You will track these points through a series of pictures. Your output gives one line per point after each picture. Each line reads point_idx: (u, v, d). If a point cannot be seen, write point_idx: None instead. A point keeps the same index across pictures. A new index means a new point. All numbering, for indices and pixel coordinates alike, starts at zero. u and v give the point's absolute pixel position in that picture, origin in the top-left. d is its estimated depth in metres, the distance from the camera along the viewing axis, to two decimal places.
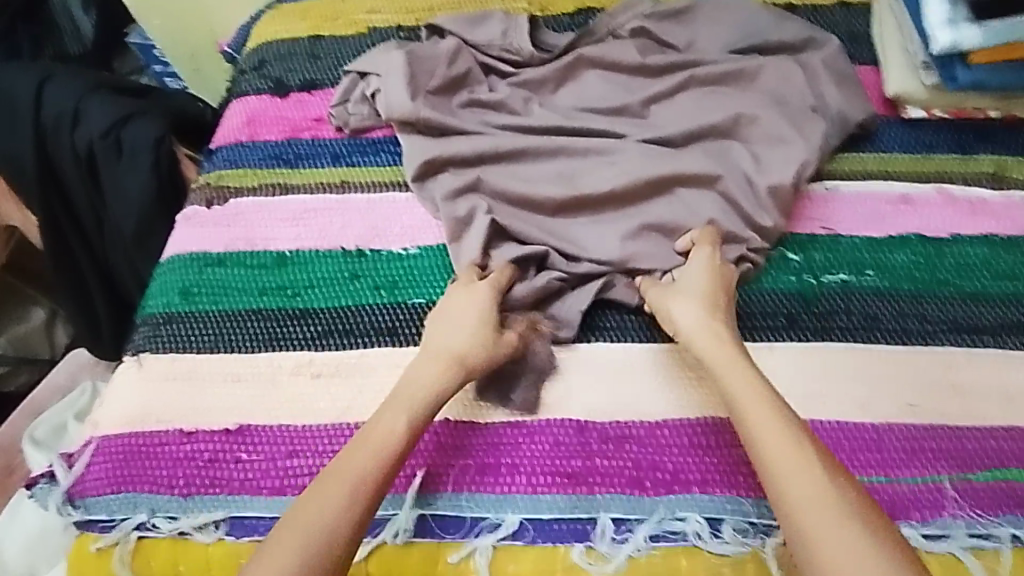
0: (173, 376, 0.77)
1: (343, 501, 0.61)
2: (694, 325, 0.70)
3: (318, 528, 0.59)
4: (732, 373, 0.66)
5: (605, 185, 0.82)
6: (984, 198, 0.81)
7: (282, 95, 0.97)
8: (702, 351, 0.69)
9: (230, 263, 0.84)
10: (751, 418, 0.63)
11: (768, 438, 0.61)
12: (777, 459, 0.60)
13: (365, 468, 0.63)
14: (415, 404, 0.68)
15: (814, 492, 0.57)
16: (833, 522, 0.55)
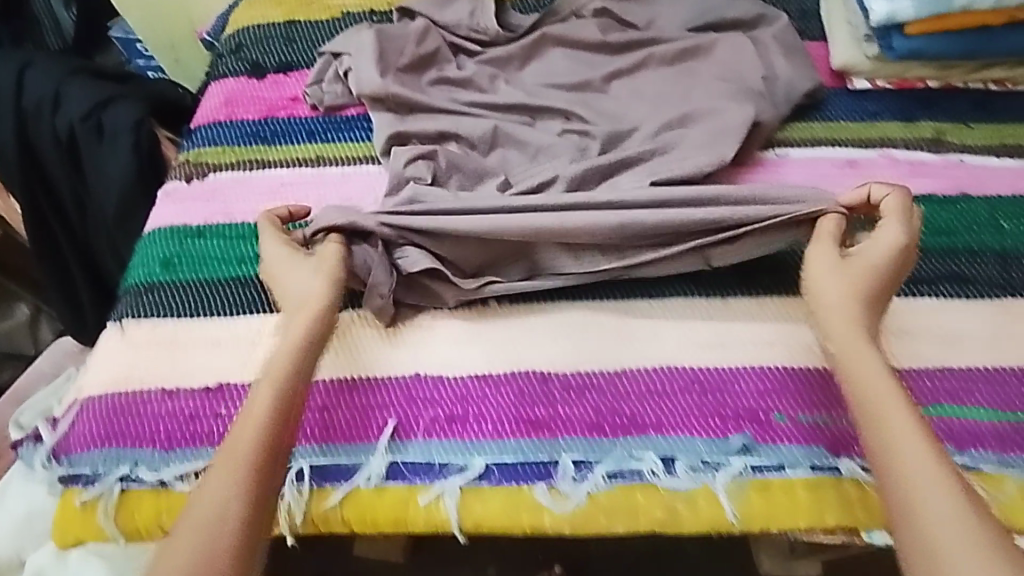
0: (154, 340, 0.80)
1: (236, 483, 0.59)
2: (839, 306, 0.67)
3: (212, 510, 0.57)
4: (860, 362, 0.62)
5: (567, 154, 0.87)
6: (923, 160, 0.85)
7: (258, 77, 1.00)
8: (838, 339, 0.65)
9: (209, 234, 0.87)
10: (880, 411, 0.59)
11: (896, 435, 0.57)
12: (897, 458, 0.56)
13: (245, 445, 0.61)
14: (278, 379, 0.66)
15: (934, 495, 0.53)
16: (952, 526, 0.51)
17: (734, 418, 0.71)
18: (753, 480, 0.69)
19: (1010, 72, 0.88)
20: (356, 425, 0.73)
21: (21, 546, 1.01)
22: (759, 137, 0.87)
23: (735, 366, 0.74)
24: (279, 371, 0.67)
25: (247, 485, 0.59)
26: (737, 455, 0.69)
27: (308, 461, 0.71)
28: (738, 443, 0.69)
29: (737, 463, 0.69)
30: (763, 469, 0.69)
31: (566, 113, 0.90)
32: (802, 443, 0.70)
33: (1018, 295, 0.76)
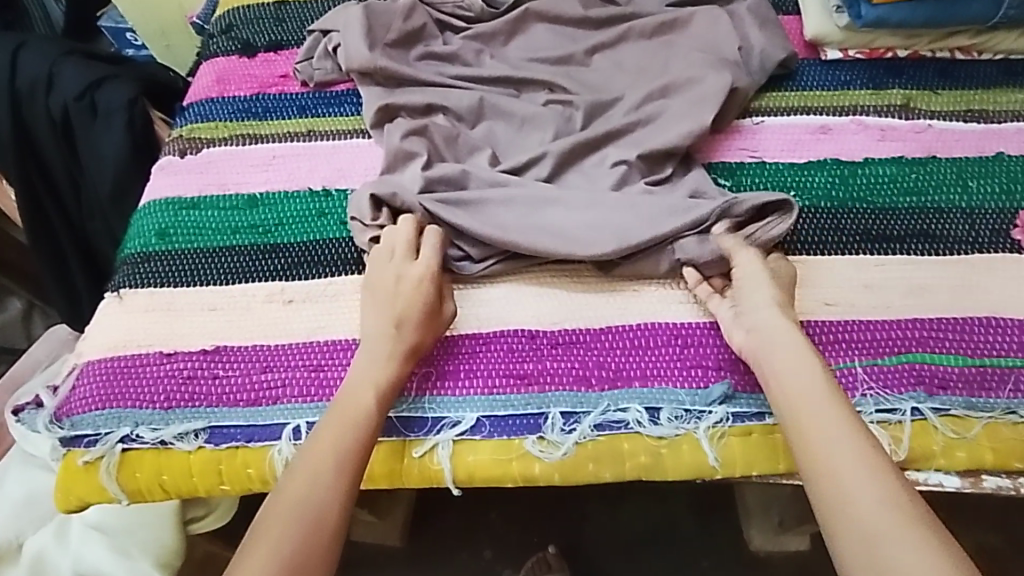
0: (153, 307, 0.82)
1: (329, 468, 0.64)
2: (765, 315, 0.70)
3: (304, 500, 0.62)
4: (791, 370, 0.66)
5: (551, 124, 0.89)
6: (893, 125, 0.89)
7: (249, 56, 1.02)
8: (761, 349, 0.69)
9: (203, 206, 0.89)
10: (807, 416, 0.64)
11: (829, 436, 0.62)
12: (827, 458, 0.60)
13: (345, 441, 0.66)
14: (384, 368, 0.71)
15: (858, 480, 0.59)
16: (882, 517, 0.56)
17: (715, 368, 0.74)
18: (734, 426, 0.71)
19: (974, 40, 0.92)
20: None
21: (20, 529, 1.02)
22: (734, 105, 0.90)
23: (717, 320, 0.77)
24: (385, 375, 0.70)
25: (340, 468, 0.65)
26: (718, 404, 0.72)
27: (305, 419, 0.74)
28: (720, 392, 0.72)
29: (719, 412, 0.71)
30: (743, 416, 0.71)
31: (549, 85, 0.93)
32: None
33: (984, 249, 0.80)
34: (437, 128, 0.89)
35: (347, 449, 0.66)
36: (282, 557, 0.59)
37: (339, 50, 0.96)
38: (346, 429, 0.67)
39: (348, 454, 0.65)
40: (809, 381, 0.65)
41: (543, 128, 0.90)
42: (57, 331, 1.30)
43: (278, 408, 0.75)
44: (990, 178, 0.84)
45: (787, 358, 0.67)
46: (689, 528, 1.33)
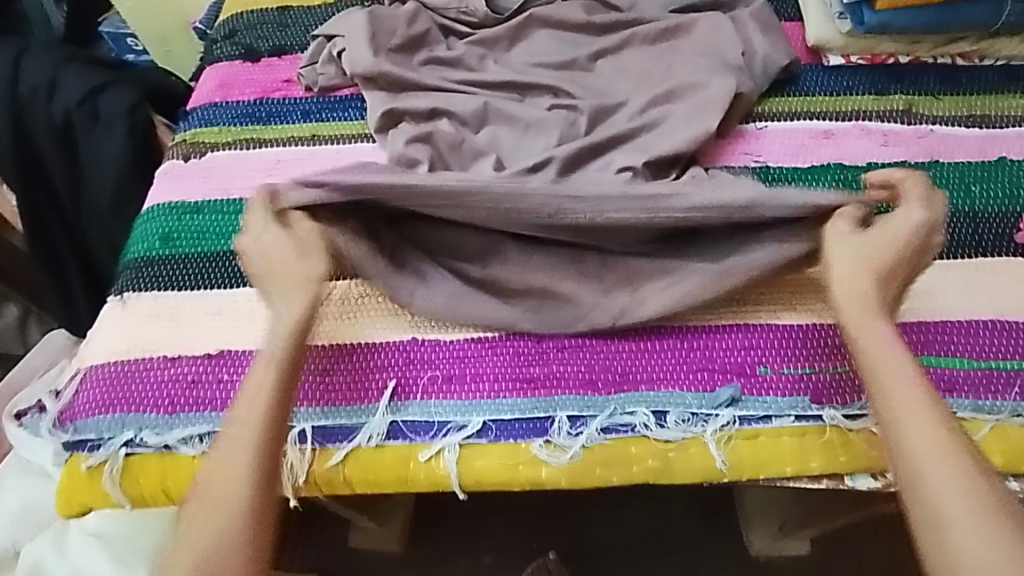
0: (156, 312, 0.82)
1: (246, 455, 0.63)
2: (847, 285, 0.68)
3: (223, 490, 0.62)
4: (876, 345, 0.65)
5: (555, 129, 0.90)
6: (895, 130, 0.90)
7: (252, 61, 1.03)
8: (849, 308, 0.67)
9: (207, 210, 0.89)
10: (894, 390, 0.62)
11: (911, 412, 0.61)
12: (908, 435, 0.60)
13: (248, 423, 0.65)
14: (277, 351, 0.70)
15: (937, 460, 0.58)
16: (956, 496, 0.56)
17: (722, 372, 0.74)
18: (741, 430, 0.71)
19: (975, 46, 0.93)
20: (357, 387, 0.75)
21: (17, 536, 1.02)
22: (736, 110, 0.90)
23: (724, 324, 0.76)
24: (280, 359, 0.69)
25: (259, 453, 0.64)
26: (725, 407, 0.72)
27: (310, 423, 0.73)
28: (727, 395, 0.72)
29: (726, 415, 0.71)
30: (751, 419, 0.71)
31: (553, 90, 0.93)
32: (787, 394, 0.72)
33: (987, 253, 0.80)
34: (442, 132, 0.89)
35: (258, 433, 0.65)
36: (210, 547, 0.59)
37: (343, 56, 0.97)
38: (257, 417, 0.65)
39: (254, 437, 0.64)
40: (897, 356, 0.64)
41: (547, 132, 0.90)
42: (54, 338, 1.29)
43: None
44: (993, 181, 0.85)
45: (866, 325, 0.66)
46: (691, 534, 1.32)
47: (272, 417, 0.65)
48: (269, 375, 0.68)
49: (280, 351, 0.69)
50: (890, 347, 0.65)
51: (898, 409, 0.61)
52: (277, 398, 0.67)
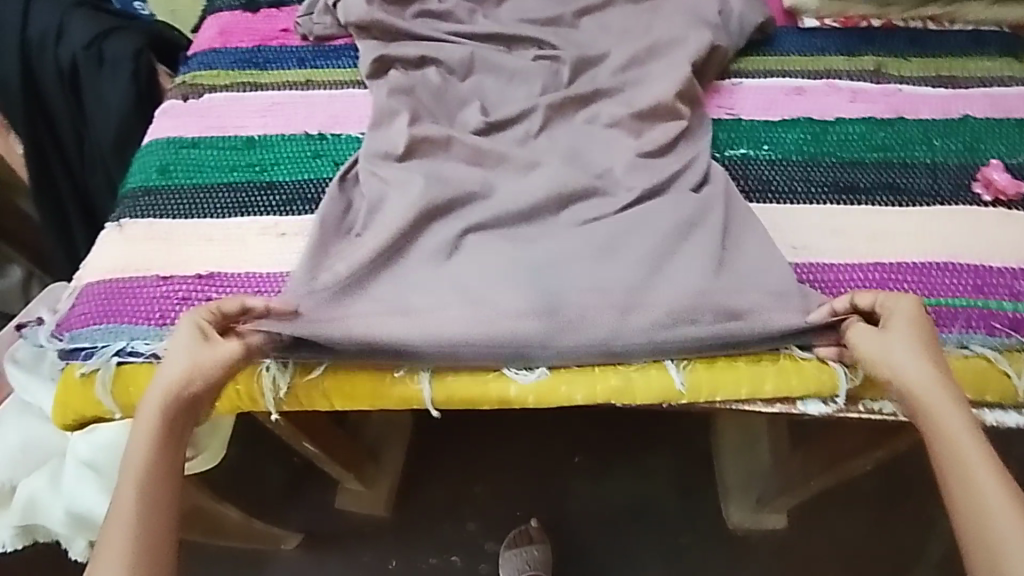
0: (153, 236, 0.86)
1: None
2: (914, 369, 0.64)
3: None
4: (952, 426, 0.62)
5: (539, 80, 0.94)
6: (864, 88, 0.94)
7: (252, 11, 1.07)
8: (919, 395, 0.64)
9: (203, 145, 0.93)
10: (972, 472, 0.60)
11: (990, 498, 0.59)
12: (993, 520, 0.58)
13: (117, 555, 0.61)
14: (155, 467, 0.65)
15: (1022, 557, 0.56)
16: None
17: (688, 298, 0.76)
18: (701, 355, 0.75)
19: (944, 9, 0.97)
20: None
21: (15, 473, 1.06)
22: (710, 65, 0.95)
23: None
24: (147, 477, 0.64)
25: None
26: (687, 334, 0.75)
27: None
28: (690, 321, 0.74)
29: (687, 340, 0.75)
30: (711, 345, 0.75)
31: (538, 44, 0.97)
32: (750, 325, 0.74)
33: (944, 202, 0.84)
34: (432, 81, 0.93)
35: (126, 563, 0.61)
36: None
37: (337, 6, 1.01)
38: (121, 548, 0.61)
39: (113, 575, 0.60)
40: (969, 437, 0.61)
41: (531, 82, 0.94)
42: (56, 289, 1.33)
43: None
44: (955, 137, 0.88)
45: (932, 403, 0.63)
46: (671, 505, 1.34)
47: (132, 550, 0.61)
48: (134, 496, 0.63)
49: (144, 470, 0.65)
50: (966, 428, 0.62)
51: (974, 499, 0.59)
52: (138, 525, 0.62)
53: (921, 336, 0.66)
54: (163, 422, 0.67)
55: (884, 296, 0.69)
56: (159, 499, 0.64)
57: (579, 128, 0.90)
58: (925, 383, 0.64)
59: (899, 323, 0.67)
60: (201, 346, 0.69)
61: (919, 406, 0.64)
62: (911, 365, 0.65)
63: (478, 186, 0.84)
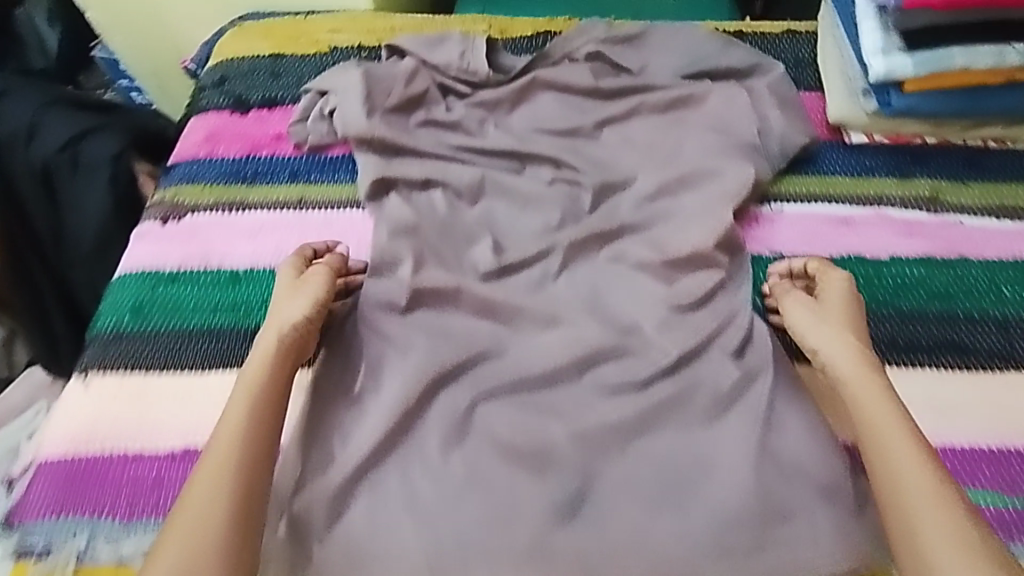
0: (123, 395, 0.77)
1: (208, 509, 0.60)
2: (825, 342, 0.70)
3: (190, 539, 0.58)
4: (867, 393, 0.65)
5: (557, 208, 0.84)
6: (919, 219, 0.84)
7: (241, 113, 0.97)
8: (840, 370, 0.67)
9: (182, 280, 0.84)
10: (884, 439, 0.61)
11: (902, 460, 0.60)
12: (905, 484, 0.59)
13: (216, 464, 0.62)
14: (250, 385, 0.68)
15: (929, 516, 0.57)
16: (953, 555, 0.54)
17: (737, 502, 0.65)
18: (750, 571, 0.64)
19: (1006, 131, 0.87)
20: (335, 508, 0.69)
21: None
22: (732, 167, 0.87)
23: None
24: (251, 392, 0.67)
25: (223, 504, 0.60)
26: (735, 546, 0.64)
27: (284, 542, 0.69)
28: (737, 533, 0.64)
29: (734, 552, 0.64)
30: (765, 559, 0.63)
31: (556, 161, 0.87)
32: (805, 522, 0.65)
33: (1017, 367, 0.74)
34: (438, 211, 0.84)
35: (230, 480, 0.61)
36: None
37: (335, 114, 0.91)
38: (219, 464, 0.62)
39: (223, 484, 0.61)
40: (884, 402, 0.64)
41: (547, 209, 0.84)
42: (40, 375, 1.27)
43: None
44: None
45: (852, 382, 0.66)
46: None
47: (238, 467, 0.62)
48: (241, 406, 0.66)
49: (245, 401, 0.67)
50: (878, 392, 0.64)
51: (893, 468, 0.60)
52: (244, 447, 0.64)
53: (847, 313, 0.72)
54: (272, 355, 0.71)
55: (830, 272, 0.76)
56: (254, 420, 0.65)
57: (602, 267, 0.80)
58: (846, 355, 0.68)
59: (829, 300, 0.74)
60: (317, 270, 0.78)
61: (843, 384, 0.66)
62: (828, 338, 0.70)
63: (490, 343, 0.76)
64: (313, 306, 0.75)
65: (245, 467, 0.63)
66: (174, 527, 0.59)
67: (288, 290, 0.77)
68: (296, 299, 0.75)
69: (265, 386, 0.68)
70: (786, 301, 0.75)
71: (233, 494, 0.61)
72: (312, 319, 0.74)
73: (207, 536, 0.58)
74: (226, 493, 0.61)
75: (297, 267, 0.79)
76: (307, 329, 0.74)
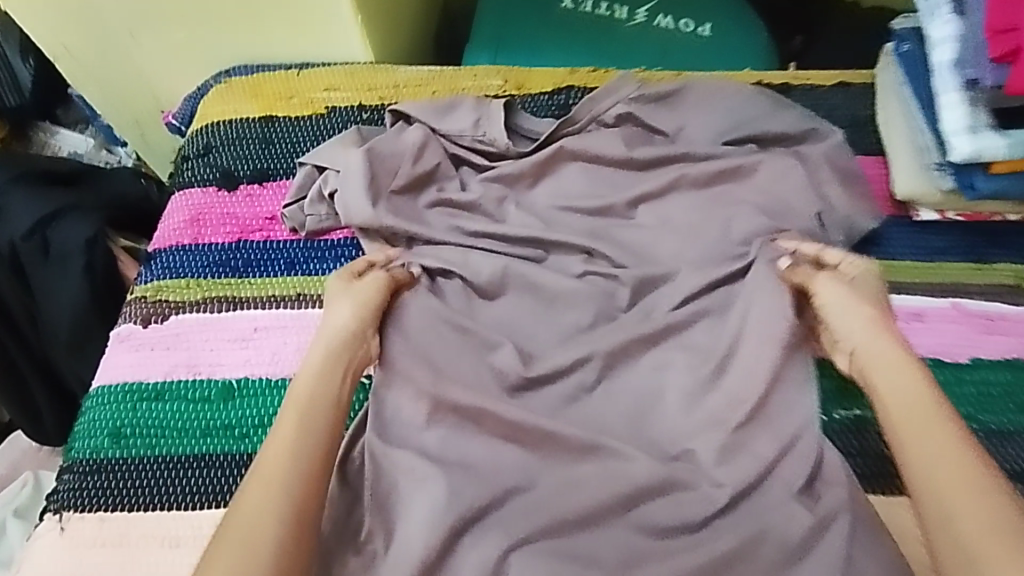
0: (102, 541, 0.67)
1: (268, 530, 0.54)
2: (852, 324, 0.65)
3: (251, 534, 0.53)
4: (894, 375, 0.59)
5: (590, 307, 0.74)
6: (1002, 312, 0.74)
7: (229, 189, 0.87)
8: (862, 352, 0.63)
9: (168, 396, 0.74)
10: (912, 425, 0.56)
11: (931, 443, 0.54)
12: (939, 479, 0.52)
13: (270, 480, 0.56)
14: (303, 397, 0.63)
15: (963, 501, 0.51)
16: (987, 540, 0.49)
17: None
18: None
19: None
20: None
21: None
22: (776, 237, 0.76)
23: None
24: (304, 399, 0.62)
25: (284, 525, 0.54)
26: None
27: None
28: None
29: None
30: None
31: (587, 248, 0.77)
32: None
33: None
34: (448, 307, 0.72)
35: (287, 497, 0.56)
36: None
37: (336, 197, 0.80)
38: (284, 454, 0.58)
39: (290, 480, 0.57)
40: (908, 381, 0.59)
41: (579, 307, 0.74)
42: None
43: None
44: None
45: (871, 360, 0.62)
46: None
47: (305, 468, 0.58)
48: (294, 422, 0.61)
49: (310, 394, 0.63)
50: (905, 377, 0.59)
51: (916, 450, 0.55)
52: (314, 448, 0.59)
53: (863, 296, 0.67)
54: (326, 359, 0.66)
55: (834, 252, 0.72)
56: (309, 434, 0.60)
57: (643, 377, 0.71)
58: (866, 334, 0.63)
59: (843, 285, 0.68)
60: (359, 285, 0.71)
61: (861, 365, 0.62)
62: (851, 323, 0.65)
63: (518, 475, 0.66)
64: (365, 316, 0.69)
65: (313, 463, 0.58)
66: (234, 519, 0.54)
67: (343, 292, 0.71)
68: (348, 305, 0.70)
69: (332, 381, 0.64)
70: (815, 280, 0.69)
71: (295, 494, 0.56)
72: (365, 327, 0.69)
73: (266, 535, 0.53)
74: (288, 496, 0.56)
75: (348, 276, 0.73)
76: (361, 334, 0.68)
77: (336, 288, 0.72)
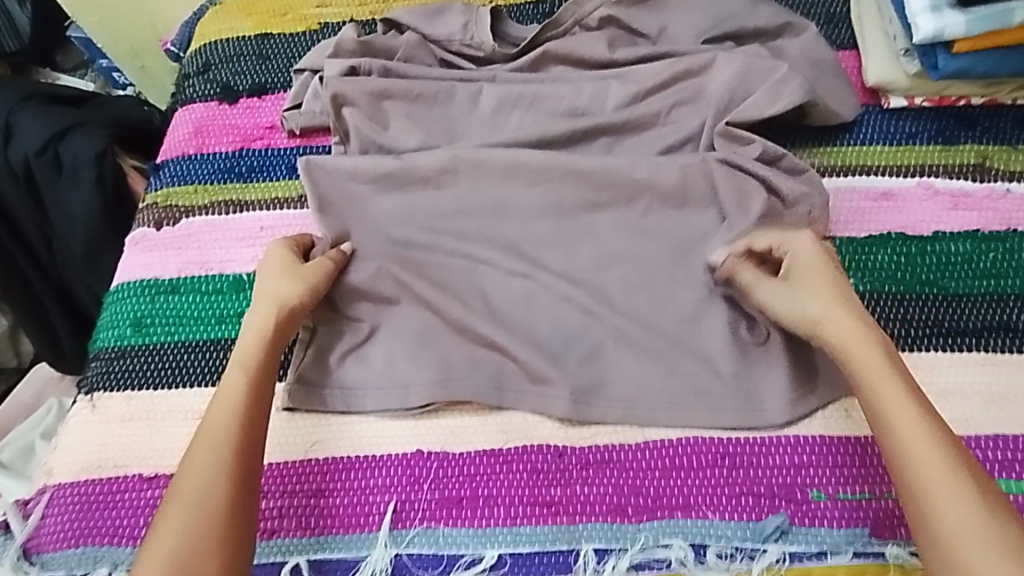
0: (130, 416, 0.73)
1: (218, 460, 0.61)
2: (841, 325, 0.64)
3: (197, 485, 0.60)
4: (874, 370, 0.61)
5: (584, 190, 0.77)
6: (965, 189, 0.78)
7: (229, 102, 0.90)
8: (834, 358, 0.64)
9: (183, 289, 0.79)
10: (896, 427, 0.58)
11: (915, 447, 0.57)
12: (924, 476, 0.56)
13: (212, 432, 0.62)
14: (247, 359, 0.67)
15: (954, 509, 0.54)
16: (971, 536, 0.53)
17: (767, 496, 0.65)
18: (792, 567, 0.63)
19: None
20: (356, 512, 0.66)
21: None
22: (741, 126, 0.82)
23: (768, 435, 0.68)
24: (252, 360, 0.67)
25: (232, 460, 0.61)
26: (773, 541, 0.64)
27: (304, 556, 0.65)
28: (775, 526, 0.64)
29: (775, 552, 0.63)
30: (802, 555, 0.63)
31: (573, 142, 0.82)
32: (844, 525, 0.64)
33: None
34: None
35: (228, 439, 0.62)
36: (181, 547, 0.57)
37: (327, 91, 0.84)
38: (225, 416, 0.63)
39: (226, 437, 0.62)
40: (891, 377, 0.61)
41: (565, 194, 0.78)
42: (38, 371, 1.22)
43: (273, 544, 0.65)
44: None
45: (851, 351, 0.63)
46: None
47: (239, 426, 0.63)
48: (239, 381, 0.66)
49: (253, 354, 0.67)
50: (893, 379, 0.60)
51: (903, 456, 0.57)
52: (249, 406, 0.64)
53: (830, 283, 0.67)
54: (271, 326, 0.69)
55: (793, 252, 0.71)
56: (258, 388, 0.66)
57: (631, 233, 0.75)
58: (846, 333, 0.64)
59: (805, 274, 0.69)
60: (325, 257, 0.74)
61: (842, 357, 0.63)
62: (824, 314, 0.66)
63: (509, 342, 0.72)
64: (307, 292, 0.71)
65: (246, 417, 0.64)
66: (183, 477, 0.60)
67: (285, 261, 0.73)
68: (292, 281, 0.71)
69: (268, 339, 0.68)
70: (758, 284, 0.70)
71: (234, 452, 0.62)
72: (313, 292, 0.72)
73: (208, 489, 0.59)
74: (226, 454, 0.61)
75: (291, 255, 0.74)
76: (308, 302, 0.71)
77: (274, 255, 0.74)
